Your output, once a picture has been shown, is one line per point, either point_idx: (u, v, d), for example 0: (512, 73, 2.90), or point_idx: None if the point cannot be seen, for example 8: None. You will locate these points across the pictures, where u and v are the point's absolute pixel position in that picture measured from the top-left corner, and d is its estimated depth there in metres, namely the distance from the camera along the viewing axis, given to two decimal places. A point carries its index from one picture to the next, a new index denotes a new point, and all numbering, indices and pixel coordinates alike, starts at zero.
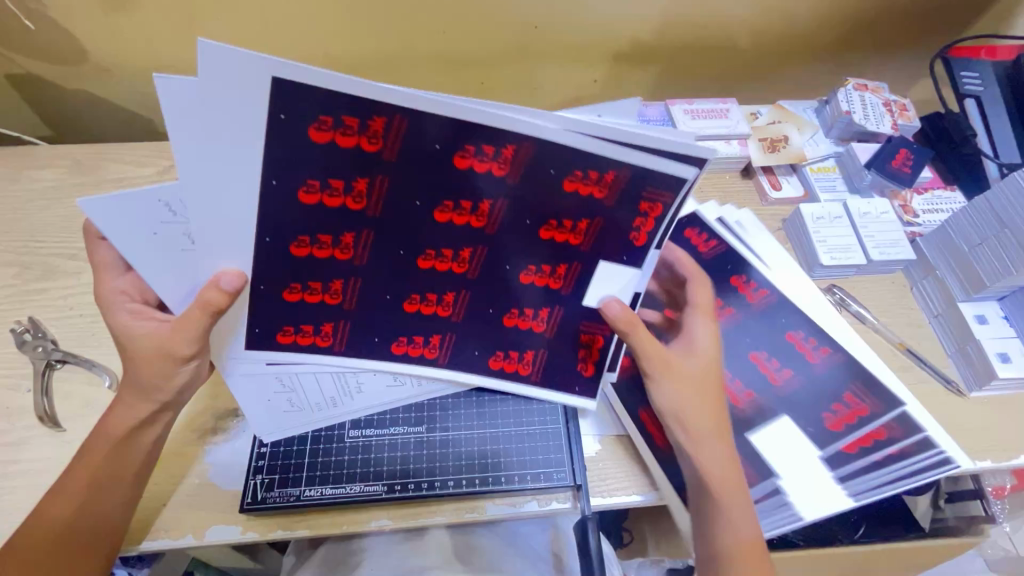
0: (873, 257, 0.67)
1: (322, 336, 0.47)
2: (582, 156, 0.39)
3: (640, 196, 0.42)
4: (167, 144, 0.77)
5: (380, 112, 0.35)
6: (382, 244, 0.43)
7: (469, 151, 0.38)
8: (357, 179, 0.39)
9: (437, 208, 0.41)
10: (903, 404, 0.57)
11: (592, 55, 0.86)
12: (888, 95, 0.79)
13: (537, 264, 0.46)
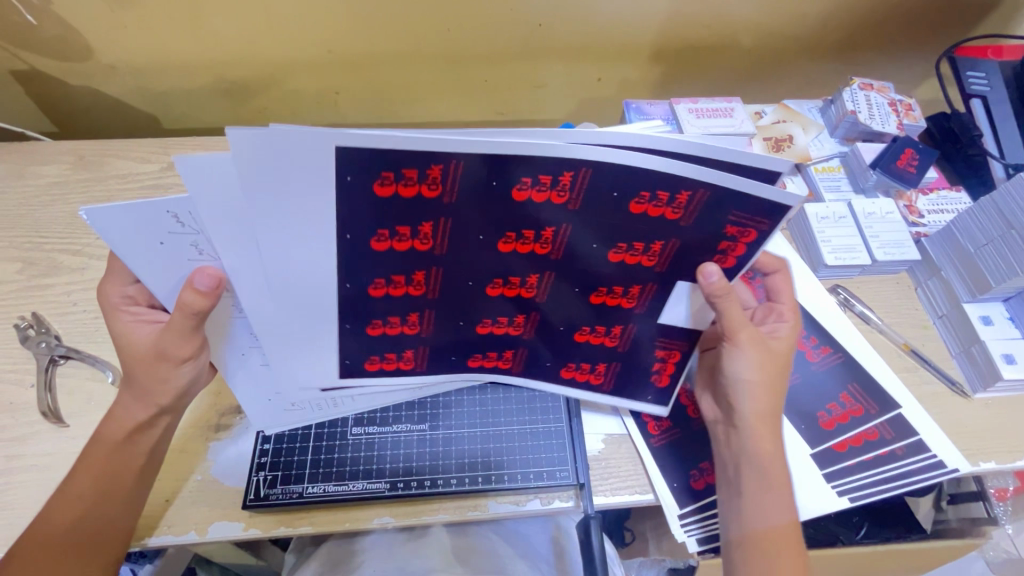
0: (878, 257, 0.67)
1: (404, 360, 0.51)
2: (661, 180, 0.38)
3: (727, 219, 0.40)
4: (171, 141, 0.77)
5: (437, 161, 0.36)
6: (452, 272, 0.44)
7: (527, 184, 0.38)
8: (423, 223, 0.40)
9: (500, 240, 0.42)
10: (898, 407, 0.55)
11: (597, 54, 0.86)
12: (894, 95, 0.79)
13: (610, 284, 0.46)
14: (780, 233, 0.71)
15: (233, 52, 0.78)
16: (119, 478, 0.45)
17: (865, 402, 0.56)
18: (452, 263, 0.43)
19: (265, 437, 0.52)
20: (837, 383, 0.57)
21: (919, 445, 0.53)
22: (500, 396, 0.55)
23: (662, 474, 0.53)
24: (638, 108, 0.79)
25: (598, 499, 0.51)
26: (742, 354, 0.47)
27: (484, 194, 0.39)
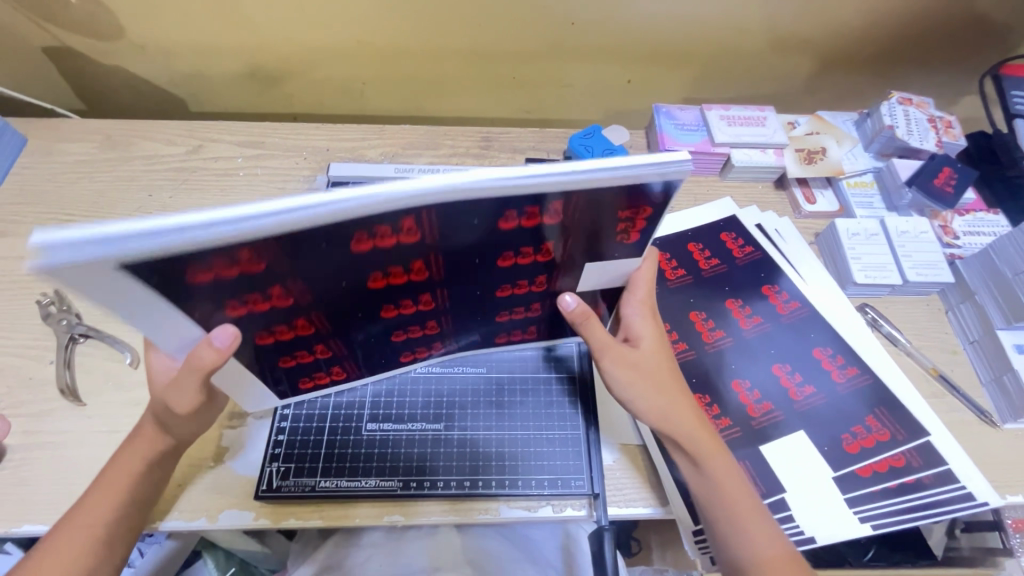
0: (909, 278, 0.65)
1: (333, 374, 0.50)
2: (514, 200, 0.36)
3: (613, 205, 0.38)
4: (197, 124, 0.77)
5: (238, 247, 0.33)
6: (337, 300, 0.42)
7: (366, 235, 0.36)
8: (271, 288, 0.38)
9: (369, 279, 0.40)
10: (927, 434, 0.54)
11: (628, 56, 0.85)
12: (933, 111, 0.76)
13: (510, 280, 0.45)
14: (808, 247, 0.70)
15: (263, 38, 0.78)
16: (130, 499, 0.44)
17: (891, 427, 0.54)
18: (329, 298, 0.41)
19: (279, 428, 0.51)
20: (862, 407, 0.55)
21: (943, 475, 0.51)
22: (518, 400, 0.54)
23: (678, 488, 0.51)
24: (668, 112, 0.77)
25: (611, 509, 0.50)
26: (616, 379, 0.48)
27: (335, 245, 0.36)
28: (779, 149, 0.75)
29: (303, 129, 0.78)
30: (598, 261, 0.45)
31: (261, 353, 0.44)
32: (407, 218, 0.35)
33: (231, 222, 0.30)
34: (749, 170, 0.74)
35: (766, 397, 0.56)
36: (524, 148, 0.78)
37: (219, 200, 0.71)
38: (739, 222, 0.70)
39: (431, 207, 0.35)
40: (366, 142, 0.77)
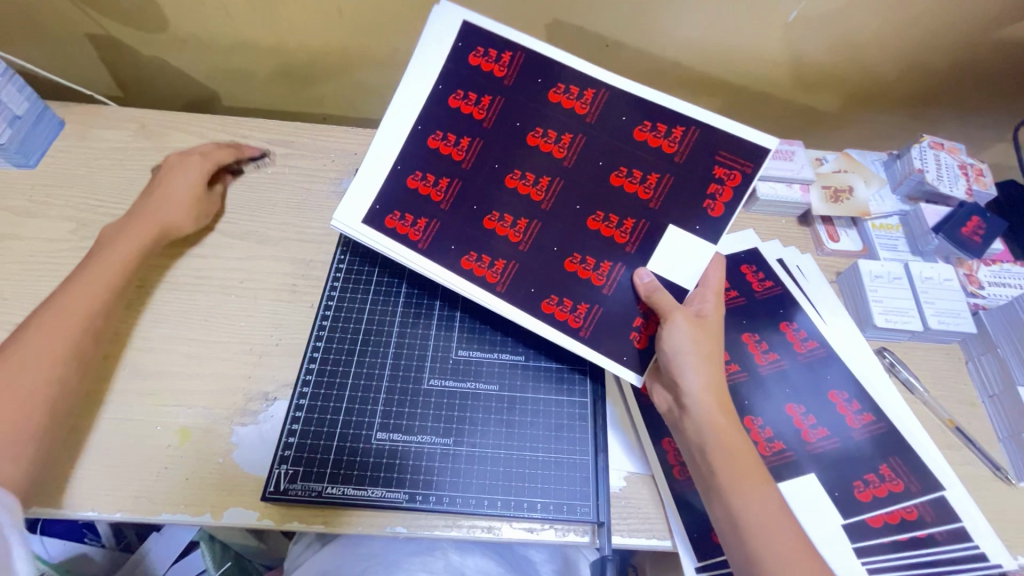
0: (931, 325, 0.64)
1: (414, 229, 0.53)
2: (656, 114, 0.53)
3: (715, 158, 0.52)
4: (230, 119, 0.78)
5: (492, 93, 0.55)
6: (487, 151, 0.54)
7: (563, 90, 0.54)
8: (466, 138, 0.55)
9: (509, 174, 0.54)
10: (942, 489, 0.53)
11: (658, 80, 0.85)
12: (965, 157, 0.76)
13: (607, 211, 0.53)
14: (828, 285, 0.69)
15: (301, 38, 0.79)
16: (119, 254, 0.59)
17: (904, 478, 0.53)
18: (477, 181, 0.54)
19: (290, 430, 0.52)
20: (876, 454, 0.55)
21: (952, 532, 0.51)
22: (528, 419, 0.54)
23: (683, 522, 0.51)
24: None
25: (616, 538, 0.50)
26: (678, 334, 0.49)
27: (535, 89, 0.55)
28: (805, 185, 0.74)
29: (333, 130, 0.79)
30: (680, 232, 0.53)
31: (400, 181, 0.54)
32: (580, 88, 0.54)
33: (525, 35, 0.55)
34: (773, 204, 0.74)
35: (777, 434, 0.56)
36: None
37: (245, 194, 0.71)
38: (760, 256, 0.70)
39: (607, 94, 0.54)
40: None
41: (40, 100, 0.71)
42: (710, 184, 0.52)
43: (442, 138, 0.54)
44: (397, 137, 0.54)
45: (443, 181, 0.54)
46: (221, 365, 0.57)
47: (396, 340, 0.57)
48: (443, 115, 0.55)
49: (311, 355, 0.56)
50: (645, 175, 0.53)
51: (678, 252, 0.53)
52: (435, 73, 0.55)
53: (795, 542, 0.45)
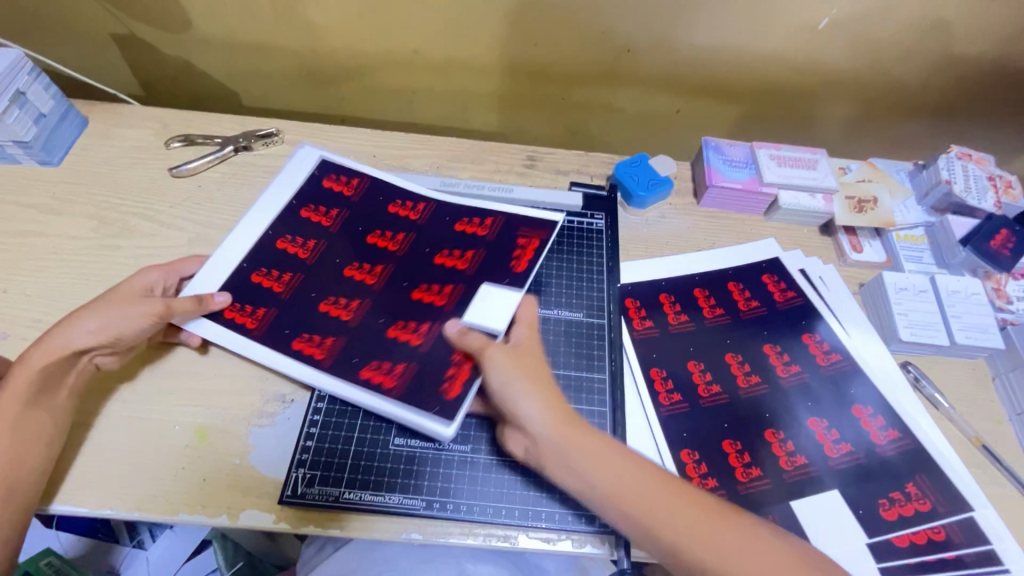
0: (958, 340, 0.63)
1: (252, 317, 0.56)
2: (472, 211, 0.64)
3: (519, 233, 0.62)
4: (251, 120, 0.79)
5: (337, 204, 0.65)
6: (330, 258, 0.61)
7: (398, 204, 0.65)
8: (310, 240, 0.62)
9: (347, 266, 0.60)
10: (971, 510, 0.52)
11: (680, 86, 0.84)
12: (993, 168, 0.74)
13: (428, 282, 0.58)
14: (851, 297, 0.68)
15: (322, 39, 0.79)
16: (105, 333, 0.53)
17: (930, 497, 0.52)
18: (318, 272, 0.59)
19: (307, 433, 0.52)
20: (902, 472, 0.54)
21: (982, 555, 0.49)
22: None
23: None
24: (717, 147, 0.76)
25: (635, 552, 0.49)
26: (495, 369, 0.48)
27: (376, 203, 0.65)
28: (828, 194, 0.73)
29: (353, 133, 0.78)
30: (493, 284, 0.56)
31: (241, 279, 0.58)
32: (420, 205, 0.65)
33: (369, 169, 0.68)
34: (795, 213, 0.73)
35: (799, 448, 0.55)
36: (568, 171, 0.78)
37: None
38: (781, 266, 0.69)
39: (482, 215, 0.64)
40: (412, 151, 0.78)
41: (65, 99, 0.72)
42: (518, 262, 0.59)
43: (302, 242, 0.61)
44: (242, 241, 0.61)
45: (285, 276, 0.59)
46: (240, 367, 0.57)
47: None
48: (298, 224, 0.63)
49: None
50: (459, 253, 0.60)
51: (487, 306, 0.54)
52: (293, 190, 0.65)
53: (734, 536, 0.42)
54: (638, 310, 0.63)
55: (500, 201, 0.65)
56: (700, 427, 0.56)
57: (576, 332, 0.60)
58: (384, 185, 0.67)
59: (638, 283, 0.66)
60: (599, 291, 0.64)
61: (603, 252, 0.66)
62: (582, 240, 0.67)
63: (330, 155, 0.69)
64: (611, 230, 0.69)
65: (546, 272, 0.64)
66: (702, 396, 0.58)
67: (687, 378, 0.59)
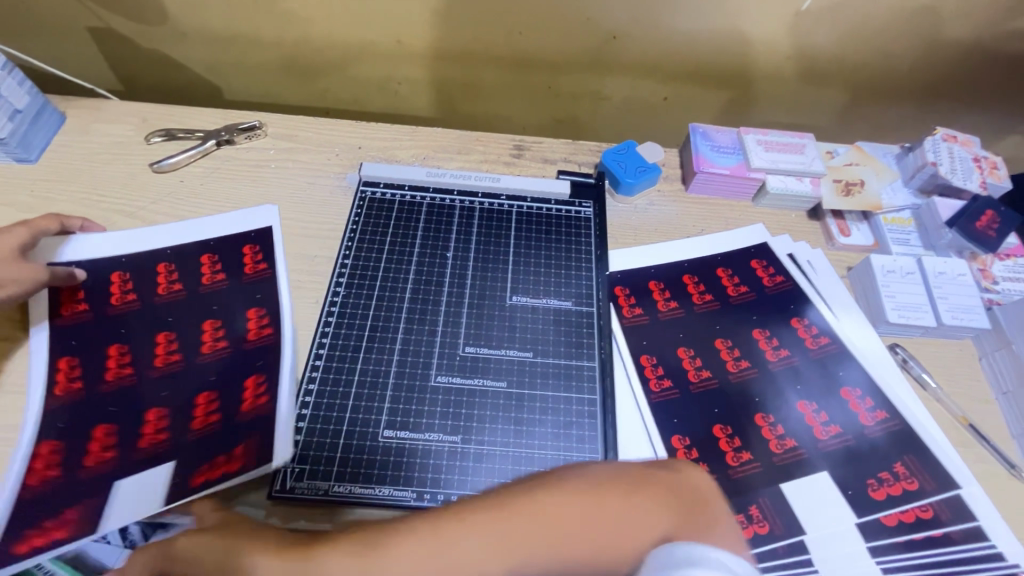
0: (945, 320, 0.63)
1: (81, 306, 0.55)
2: (275, 377, 0.53)
3: (234, 444, 0.48)
4: (232, 114, 0.77)
5: (226, 273, 0.59)
6: (161, 308, 0.56)
7: (252, 317, 0.56)
8: (180, 283, 0.58)
9: (163, 334, 0.55)
10: (959, 488, 0.52)
11: (667, 72, 0.84)
12: (978, 150, 0.74)
13: (168, 416, 0.50)
14: (840, 280, 0.68)
15: (304, 29, 0.78)
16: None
17: (918, 477, 0.53)
18: (132, 330, 0.54)
19: (296, 428, 0.51)
20: (890, 453, 0.54)
21: (970, 531, 0.50)
22: (536, 417, 0.53)
23: None
24: (705, 133, 0.76)
25: None
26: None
27: (245, 298, 0.58)
28: (816, 178, 0.73)
29: (338, 125, 0.77)
30: (152, 499, 0.45)
31: (150, 261, 0.59)
32: (269, 328, 0.56)
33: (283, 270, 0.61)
34: (783, 197, 0.73)
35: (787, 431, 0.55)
36: (556, 159, 0.77)
37: (248, 190, 0.70)
38: (770, 251, 0.69)
39: (273, 383, 0.52)
40: (398, 143, 0.77)
41: (40, 95, 0.70)
42: (212, 459, 0.47)
43: (168, 270, 0.59)
44: (151, 240, 0.61)
45: (132, 293, 0.57)
46: None
47: (402, 336, 0.57)
48: (187, 256, 0.60)
49: (317, 351, 0.56)
50: (216, 404, 0.51)
51: (129, 488, 0.45)
52: (219, 230, 0.63)
53: (519, 518, 0.30)
54: (628, 297, 0.63)
55: (287, 414, 0.50)
56: (690, 413, 0.56)
57: (566, 320, 0.59)
58: (260, 294, 0.58)
59: (627, 270, 0.65)
60: (588, 279, 0.63)
61: (592, 240, 0.66)
62: (571, 229, 0.67)
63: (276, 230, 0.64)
64: (599, 219, 0.68)
65: (535, 261, 0.63)
66: (692, 382, 0.58)
67: (677, 364, 0.59)
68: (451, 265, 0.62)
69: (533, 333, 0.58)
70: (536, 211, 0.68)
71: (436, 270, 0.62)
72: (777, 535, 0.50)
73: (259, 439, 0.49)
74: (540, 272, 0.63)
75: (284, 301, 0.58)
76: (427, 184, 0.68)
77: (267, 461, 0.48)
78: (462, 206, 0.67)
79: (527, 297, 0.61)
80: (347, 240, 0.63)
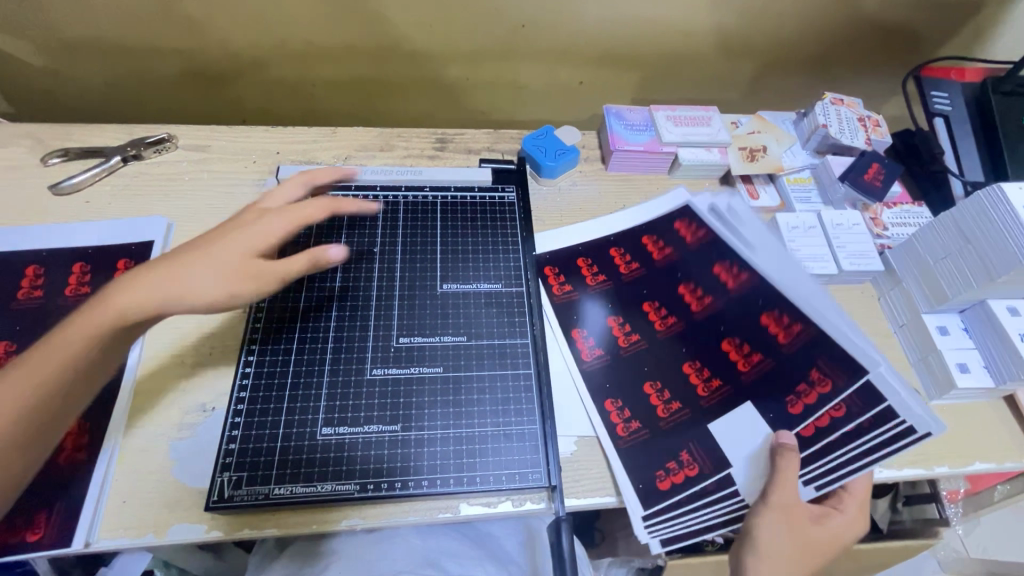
0: (844, 267, 0.69)
1: None
2: (99, 428, 0.52)
3: (36, 507, 0.48)
4: (138, 128, 0.74)
5: (89, 290, 0.60)
6: (62, 310, 0.58)
7: None
8: (39, 290, 0.59)
9: (12, 344, 0.56)
10: (870, 369, 0.55)
11: (579, 58, 0.87)
12: (862, 110, 0.81)
13: None
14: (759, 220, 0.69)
15: (205, 36, 0.76)
16: None
17: (832, 374, 0.56)
18: None
19: (230, 437, 0.50)
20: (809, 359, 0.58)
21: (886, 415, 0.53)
22: (474, 397, 0.54)
23: (626, 473, 0.53)
24: (618, 113, 0.80)
25: (569, 501, 0.52)
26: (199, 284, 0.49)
27: None
28: (723, 147, 0.78)
29: (252, 132, 0.76)
30: None
31: (22, 262, 0.61)
32: None
33: None
34: (695, 168, 0.78)
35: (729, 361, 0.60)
36: (478, 149, 0.79)
37: (163, 204, 0.68)
38: (692, 210, 0.70)
39: (95, 427, 0.52)
40: (318, 145, 0.76)
41: None
42: (12, 520, 0.47)
43: (82, 270, 0.61)
44: (29, 238, 0.63)
45: (39, 290, 0.59)
46: (153, 381, 0.55)
47: (334, 334, 0.57)
48: (105, 259, 0.62)
49: (247, 358, 0.55)
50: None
51: None
52: (96, 240, 0.63)
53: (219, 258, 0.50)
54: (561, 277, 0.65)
55: (102, 479, 0.50)
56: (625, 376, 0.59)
57: (498, 301, 0.61)
58: None
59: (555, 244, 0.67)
60: (516, 260, 0.65)
61: (517, 224, 0.68)
62: (496, 215, 0.68)
63: (158, 247, 0.64)
64: (523, 203, 0.70)
65: (462, 248, 0.65)
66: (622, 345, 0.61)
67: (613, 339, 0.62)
68: (379, 259, 0.62)
69: (466, 317, 0.59)
70: (461, 199, 0.69)
71: (363, 266, 0.62)
72: (705, 474, 0.53)
73: (65, 510, 0.48)
74: (468, 259, 0.64)
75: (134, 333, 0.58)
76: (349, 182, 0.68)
77: (65, 541, 0.47)
78: (386, 202, 0.67)
79: (457, 284, 0.62)
80: None
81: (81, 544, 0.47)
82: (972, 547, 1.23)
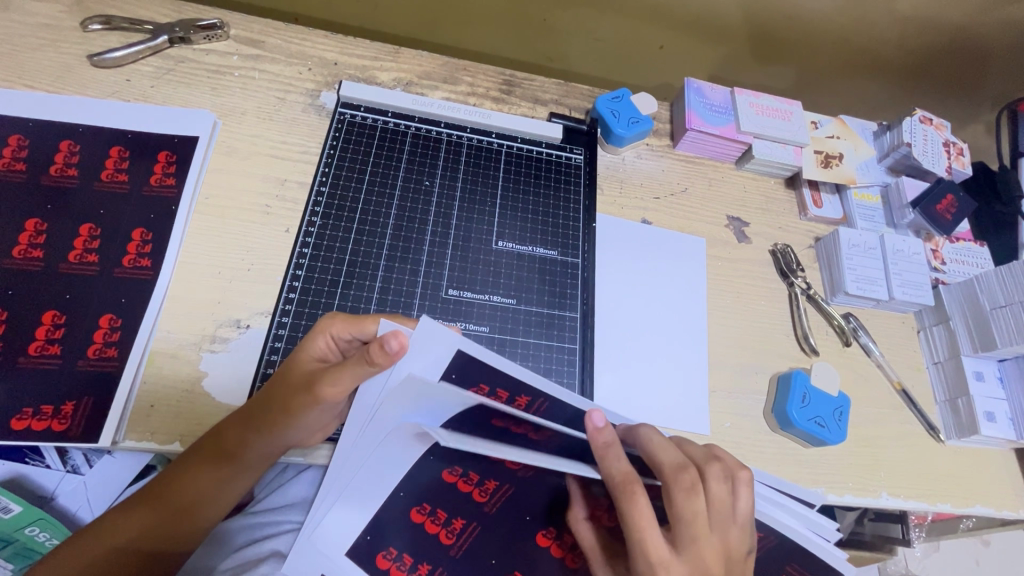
0: (895, 295, 0.68)
1: None
2: (130, 327, 0.50)
3: (63, 398, 0.47)
4: (184, 4, 0.68)
5: (122, 180, 0.56)
6: (95, 197, 0.55)
7: (132, 247, 0.53)
8: (71, 170, 0.55)
9: (31, 223, 0.52)
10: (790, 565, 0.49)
11: (667, 19, 0.80)
12: (949, 135, 0.77)
13: (14, 327, 0.49)
14: (681, 364, 0.62)
15: None
16: None
17: None
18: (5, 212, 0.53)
19: (267, 362, 0.51)
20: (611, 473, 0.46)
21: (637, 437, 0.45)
22: (518, 363, 0.56)
23: None
24: (699, 89, 0.75)
25: None
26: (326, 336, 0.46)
27: (133, 214, 0.55)
28: (799, 147, 0.74)
29: (309, 35, 0.70)
30: None
31: (55, 136, 0.56)
32: (149, 259, 0.53)
33: (186, 198, 0.56)
34: (766, 163, 0.74)
35: (433, 530, 0.49)
36: (546, 100, 0.73)
37: (208, 97, 0.63)
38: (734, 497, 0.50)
39: (126, 328, 0.50)
40: (378, 62, 0.70)
41: None
42: (39, 407, 0.46)
43: (119, 155, 0.57)
44: (61, 109, 0.58)
45: (73, 169, 0.55)
46: (185, 288, 0.53)
47: (381, 274, 0.56)
48: (145, 147, 0.58)
49: (291, 282, 0.55)
50: (60, 333, 0.49)
51: None
52: (135, 125, 0.59)
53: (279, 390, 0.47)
54: (388, 556, 0.49)
55: (129, 379, 0.49)
56: (501, 541, 0.50)
57: (551, 270, 0.61)
58: (150, 224, 0.55)
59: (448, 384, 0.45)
60: (574, 227, 0.65)
61: (581, 190, 0.67)
62: (563, 176, 0.67)
63: (202, 143, 0.59)
64: (589, 168, 0.68)
65: (525, 210, 0.64)
66: (539, 544, 0.50)
67: (447, 554, 0.49)
68: (436, 199, 0.61)
69: (516, 280, 0.60)
70: (527, 152, 0.67)
71: (421, 204, 0.61)
72: None
73: (94, 404, 0.47)
74: (528, 221, 0.63)
75: (174, 234, 0.55)
76: (413, 112, 0.65)
77: (88, 436, 0.46)
78: (449, 140, 0.65)
79: (512, 243, 0.62)
80: (324, 163, 0.60)
81: (105, 443, 0.47)
82: (916, 567, 1.30)
